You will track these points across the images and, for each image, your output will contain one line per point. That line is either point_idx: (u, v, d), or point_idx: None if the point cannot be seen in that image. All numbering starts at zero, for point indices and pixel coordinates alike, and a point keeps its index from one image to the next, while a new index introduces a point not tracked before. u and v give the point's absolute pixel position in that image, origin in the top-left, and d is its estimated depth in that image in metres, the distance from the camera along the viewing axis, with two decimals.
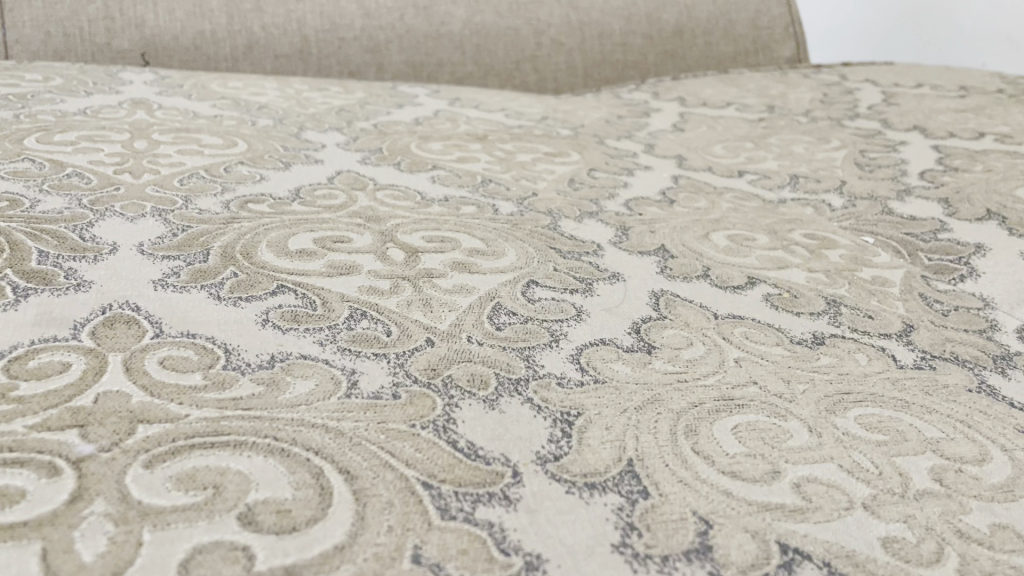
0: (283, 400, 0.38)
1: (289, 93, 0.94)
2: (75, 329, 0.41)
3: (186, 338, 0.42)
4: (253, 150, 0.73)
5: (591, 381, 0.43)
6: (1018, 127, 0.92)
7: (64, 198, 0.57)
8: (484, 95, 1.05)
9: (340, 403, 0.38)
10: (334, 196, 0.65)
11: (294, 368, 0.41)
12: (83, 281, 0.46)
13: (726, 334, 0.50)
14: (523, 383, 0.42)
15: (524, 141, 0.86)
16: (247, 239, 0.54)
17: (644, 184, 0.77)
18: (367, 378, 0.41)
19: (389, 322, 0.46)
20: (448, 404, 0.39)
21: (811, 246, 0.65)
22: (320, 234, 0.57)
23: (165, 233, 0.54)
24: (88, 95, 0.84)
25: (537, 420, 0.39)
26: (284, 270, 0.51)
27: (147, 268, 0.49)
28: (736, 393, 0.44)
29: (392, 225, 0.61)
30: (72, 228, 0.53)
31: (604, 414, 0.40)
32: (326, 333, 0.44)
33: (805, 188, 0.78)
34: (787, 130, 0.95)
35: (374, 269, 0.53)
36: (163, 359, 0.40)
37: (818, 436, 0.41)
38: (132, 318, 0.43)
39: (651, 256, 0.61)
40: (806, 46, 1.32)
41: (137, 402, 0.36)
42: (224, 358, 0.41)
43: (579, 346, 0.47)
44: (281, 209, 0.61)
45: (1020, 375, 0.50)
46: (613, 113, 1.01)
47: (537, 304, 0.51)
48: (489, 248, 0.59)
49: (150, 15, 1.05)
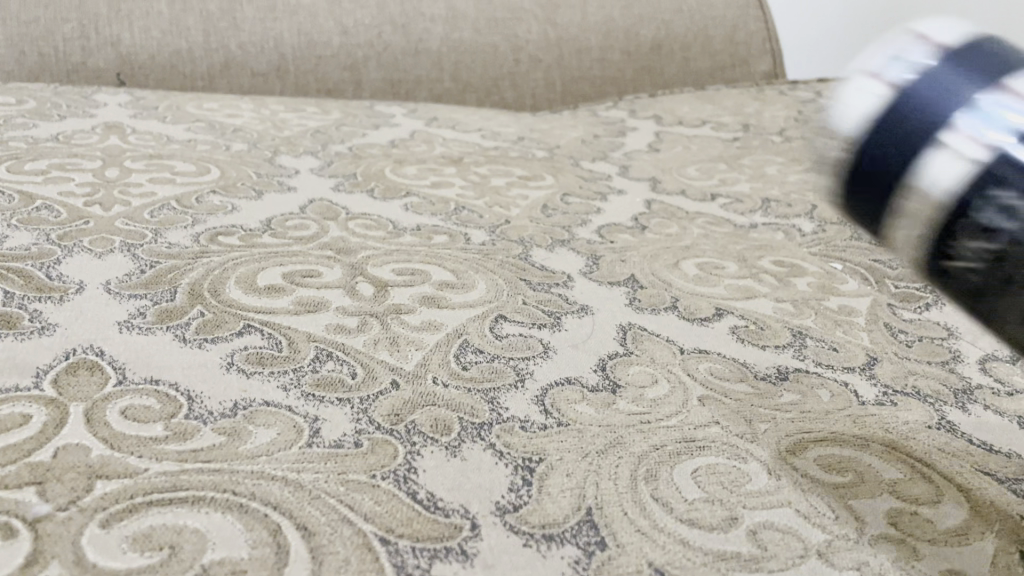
0: (244, 452, 0.38)
1: (265, 114, 0.94)
2: (37, 377, 0.42)
3: (149, 384, 0.42)
4: (226, 178, 0.73)
5: (554, 424, 0.44)
6: None
7: (33, 233, 0.57)
8: (462, 114, 1.05)
9: (301, 453, 0.38)
10: (305, 226, 0.65)
11: (257, 415, 0.41)
12: (48, 324, 0.46)
13: (691, 370, 0.51)
14: (486, 428, 0.42)
15: (499, 164, 0.86)
16: (215, 275, 0.55)
17: (617, 209, 0.77)
18: (330, 424, 0.41)
19: (354, 363, 0.47)
20: (410, 452, 0.39)
21: (780, 274, 0.66)
22: (290, 268, 0.57)
23: (133, 269, 0.54)
24: (61, 119, 0.84)
25: (498, 467, 0.39)
26: (252, 308, 0.51)
27: (113, 309, 0.49)
28: (697, 433, 0.44)
29: (362, 256, 0.61)
30: (39, 266, 0.53)
31: (566, 459, 0.41)
32: (291, 376, 0.45)
33: (777, 212, 0.79)
34: (761, 151, 0.96)
35: (343, 306, 0.53)
36: (125, 409, 0.40)
37: (777, 479, 0.41)
38: (95, 364, 0.43)
39: (621, 286, 0.62)
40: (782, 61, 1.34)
41: (96, 456, 0.37)
42: (187, 406, 0.41)
43: (544, 386, 0.47)
44: (251, 241, 0.61)
45: (980, 409, 0.50)
46: (590, 132, 1.01)
47: (504, 340, 0.52)
48: (459, 280, 0.59)
49: (127, 34, 1.05)
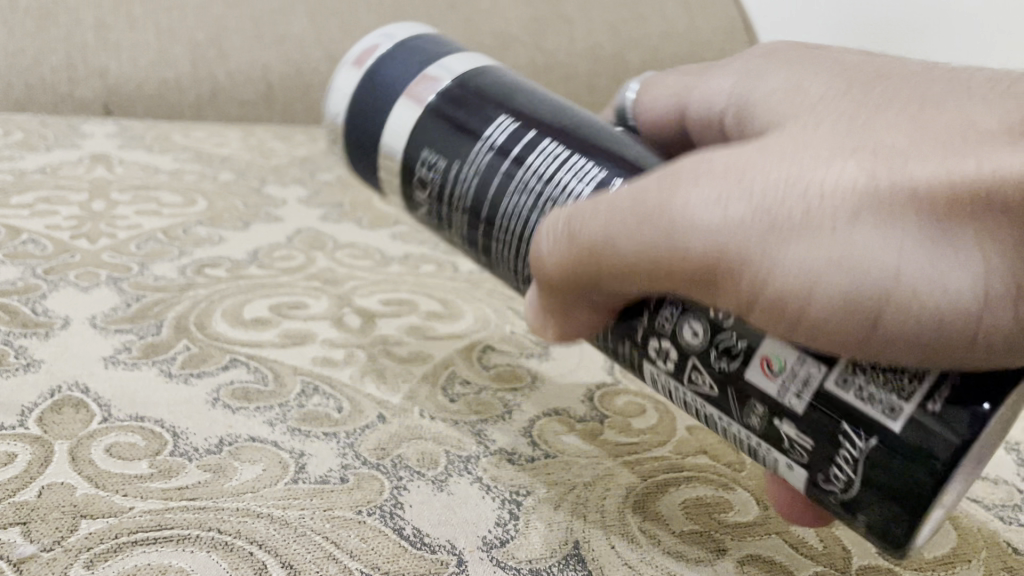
0: (230, 489, 0.38)
1: (253, 143, 0.94)
2: (22, 416, 0.41)
3: (134, 421, 0.42)
4: (213, 208, 0.73)
5: (541, 456, 0.43)
6: None
7: (18, 267, 0.58)
8: None
9: (287, 489, 0.38)
10: (292, 257, 0.65)
11: (243, 451, 0.41)
12: (33, 360, 0.46)
13: None
14: (473, 461, 0.42)
15: None
16: (201, 309, 0.55)
17: None
18: (316, 460, 0.41)
19: (341, 396, 0.47)
20: (397, 487, 0.39)
21: None
22: (277, 300, 0.57)
23: (119, 304, 0.54)
24: (48, 150, 0.84)
25: (485, 501, 0.39)
26: (238, 342, 0.51)
27: (98, 344, 0.49)
28: (685, 463, 0.44)
29: (350, 287, 0.61)
30: (24, 301, 0.53)
31: (553, 492, 0.41)
32: (277, 412, 0.45)
33: None
34: None
35: (330, 338, 0.53)
36: (109, 446, 0.40)
37: (764, 509, 0.42)
38: (80, 401, 0.43)
39: None
40: None
41: (81, 494, 0.36)
42: (172, 443, 0.41)
43: (532, 417, 0.47)
44: (238, 273, 0.61)
45: None
46: None
47: (492, 371, 0.52)
48: (445, 310, 0.59)
49: (114, 64, 1.05)
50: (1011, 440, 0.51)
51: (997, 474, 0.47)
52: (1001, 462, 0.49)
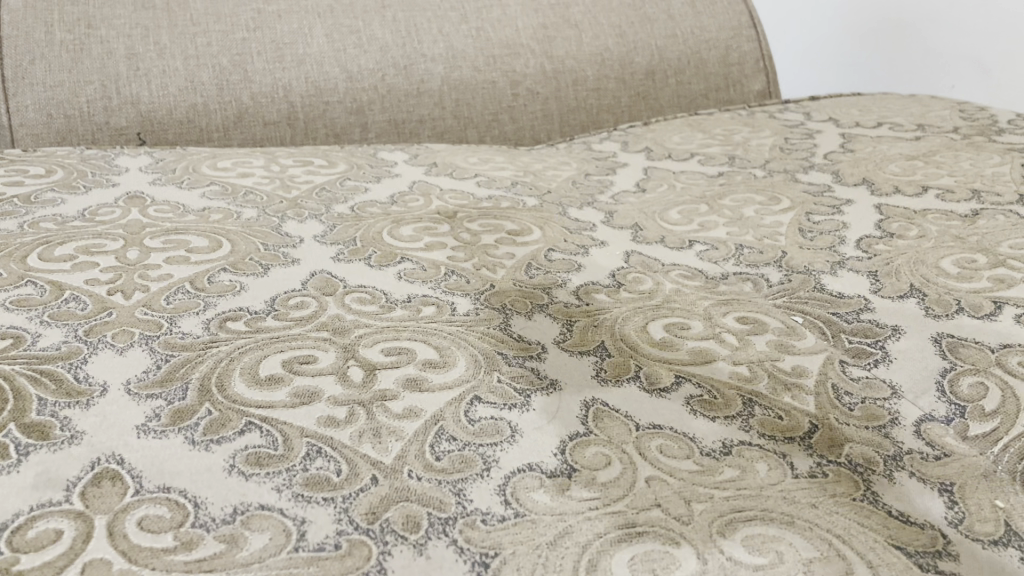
0: (241, 559, 0.45)
1: (275, 171, 1.01)
2: (67, 491, 0.49)
3: (161, 492, 0.49)
4: (236, 251, 0.80)
5: (512, 515, 0.50)
6: (962, 179, 0.97)
7: (62, 329, 0.65)
8: (460, 156, 1.12)
9: (288, 558, 0.45)
10: (305, 305, 0.72)
11: (252, 520, 0.48)
12: (75, 432, 0.54)
13: (643, 450, 0.57)
14: (451, 523, 0.49)
15: (490, 217, 0.93)
16: (222, 368, 0.62)
17: (596, 265, 0.84)
18: (315, 526, 0.48)
19: (341, 458, 0.54)
20: (382, 552, 0.46)
21: (741, 333, 0.72)
22: (290, 355, 0.64)
23: (150, 365, 0.61)
24: (87, 191, 0.91)
25: (457, 564, 0.46)
26: (254, 403, 0.58)
27: (132, 411, 0.56)
28: (639, 518, 0.51)
29: (355, 337, 0.68)
30: (68, 366, 0.60)
31: (518, 552, 0.47)
32: (284, 477, 0.51)
33: (749, 260, 0.84)
34: (742, 187, 1.01)
35: (335, 394, 0.60)
36: (140, 519, 0.47)
37: (703, 564, 0.48)
38: (116, 473, 0.50)
39: (591, 356, 0.68)
40: (774, 79, 1.58)
41: (117, 570, 0.44)
42: (193, 514, 0.48)
43: (507, 474, 0.54)
44: (257, 326, 0.68)
45: (904, 477, 0.56)
46: (582, 170, 1.09)
47: (476, 424, 0.58)
48: (441, 358, 0.66)
49: (145, 93, 1.20)
50: (945, 481, 0.55)
51: (925, 519, 0.52)
52: (932, 504, 0.53)
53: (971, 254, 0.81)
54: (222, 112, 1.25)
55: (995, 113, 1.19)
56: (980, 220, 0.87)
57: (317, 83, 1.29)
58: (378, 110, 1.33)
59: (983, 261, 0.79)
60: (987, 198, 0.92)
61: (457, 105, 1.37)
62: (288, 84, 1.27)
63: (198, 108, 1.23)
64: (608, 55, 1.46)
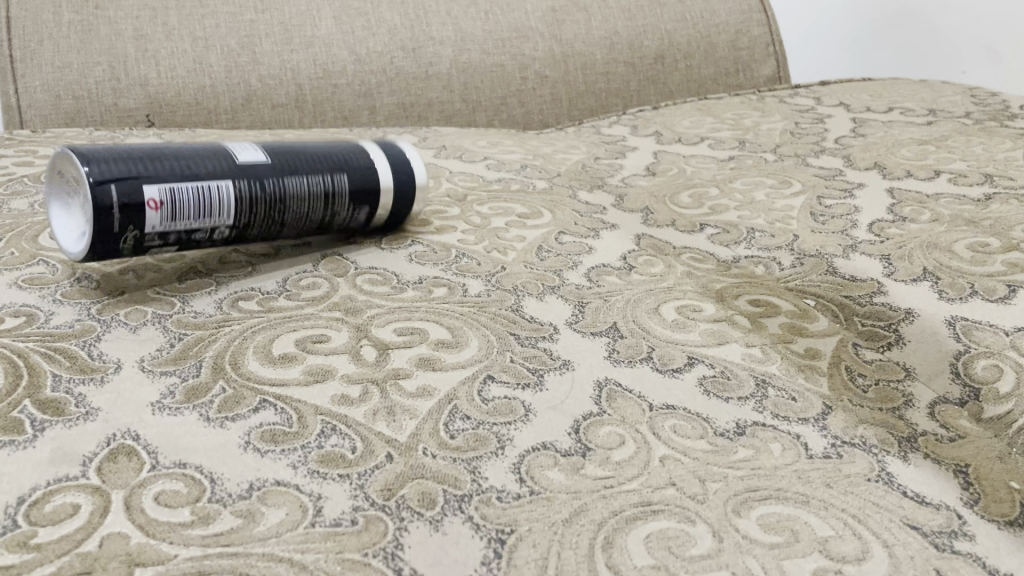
0: (258, 534, 0.45)
1: None
2: (84, 466, 0.49)
3: (178, 467, 0.49)
4: None
5: (527, 493, 0.50)
6: (975, 163, 0.96)
7: (75, 307, 0.65)
8: (469, 139, 1.12)
9: (305, 533, 0.46)
10: (317, 285, 0.72)
11: (269, 496, 0.48)
12: (90, 408, 0.54)
13: (656, 430, 0.57)
14: (467, 500, 0.49)
15: (500, 200, 0.93)
16: (235, 346, 0.62)
17: (607, 248, 0.84)
18: (331, 503, 0.48)
19: (355, 436, 0.54)
20: (398, 528, 0.46)
21: (754, 315, 0.71)
22: (302, 334, 0.64)
23: (163, 344, 0.61)
24: None
25: (474, 540, 0.46)
26: (268, 380, 0.58)
27: (146, 388, 0.56)
28: (654, 497, 0.50)
29: (368, 317, 0.68)
30: (81, 344, 0.60)
31: (534, 529, 0.47)
32: (299, 454, 0.51)
33: (760, 243, 0.84)
34: (752, 171, 1.01)
35: (348, 373, 0.60)
36: (157, 494, 0.47)
37: (719, 541, 0.47)
38: (132, 449, 0.50)
39: (603, 337, 0.68)
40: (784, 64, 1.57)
41: (135, 543, 0.44)
42: (209, 489, 0.48)
43: (522, 452, 0.54)
44: (269, 305, 0.68)
45: (919, 459, 0.56)
46: (591, 154, 1.09)
47: (490, 403, 0.58)
48: (453, 339, 0.66)
49: (153, 74, 1.20)
50: (960, 462, 0.55)
51: (940, 499, 0.52)
52: (947, 486, 0.53)
53: (984, 238, 0.80)
54: (230, 94, 1.24)
55: (1007, 99, 1.18)
56: (992, 204, 0.87)
57: (324, 66, 1.29)
58: (387, 93, 1.33)
59: (997, 245, 0.79)
60: (1000, 182, 0.91)
61: (466, 89, 1.37)
62: (296, 67, 1.27)
63: (206, 90, 1.23)
64: (617, 39, 1.45)
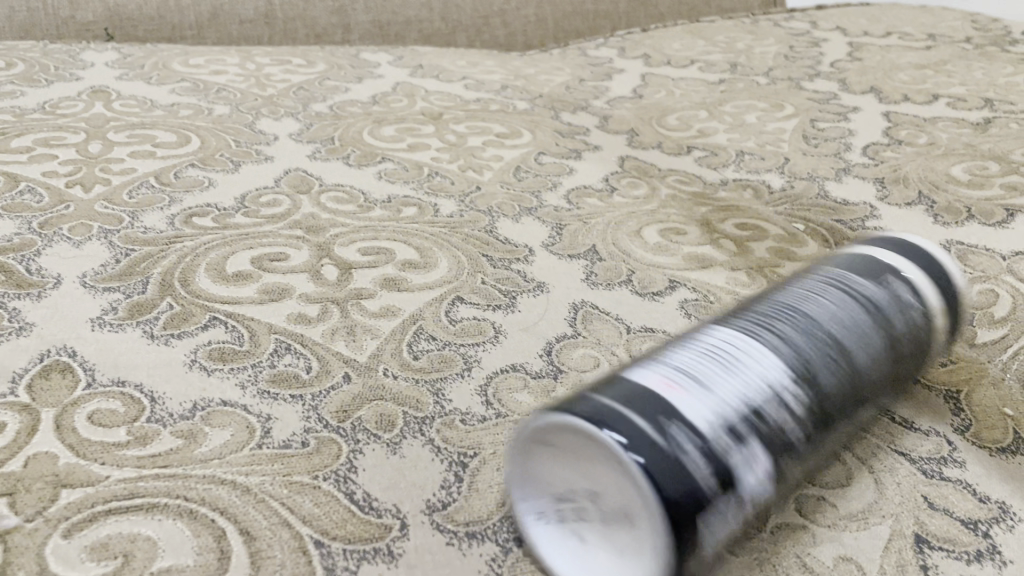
0: (199, 456, 0.42)
1: (250, 69, 0.96)
2: (13, 383, 0.45)
3: (116, 385, 0.46)
4: (206, 147, 0.76)
5: (493, 416, 0.47)
6: (974, 87, 0.92)
7: (15, 221, 0.61)
8: (447, 59, 1.06)
9: (251, 455, 0.42)
10: (278, 202, 0.68)
11: (213, 416, 0.44)
12: (25, 323, 0.50)
13: (633, 353, 0.53)
14: (428, 422, 0.46)
15: (478, 119, 0.88)
16: (186, 263, 0.58)
17: (589, 169, 0.79)
18: (281, 424, 0.44)
19: (311, 355, 0.50)
20: (353, 451, 0.43)
21: (740, 238, 0.68)
22: (260, 251, 0.60)
23: (108, 260, 0.57)
24: (48, 84, 0.86)
25: (434, 463, 0.43)
26: (220, 298, 0.54)
27: (87, 304, 0.52)
28: None
29: (331, 235, 0.64)
30: (19, 258, 0.56)
31: (499, 453, 0.44)
32: (249, 373, 0.48)
33: (749, 167, 0.80)
34: (743, 94, 0.96)
35: (307, 292, 0.56)
36: (91, 414, 0.44)
37: None
38: (67, 366, 0.47)
39: (581, 259, 0.64)
40: None
41: (64, 463, 0.40)
42: (149, 409, 0.44)
43: (489, 374, 0.50)
44: (225, 222, 0.64)
45: (909, 384, 0.53)
46: (576, 75, 1.04)
47: (458, 324, 0.55)
48: (421, 259, 0.62)
49: None
50: (952, 387, 0.52)
51: (930, 425, 0.49)
52: (938, 411, 0.51)
53: (983, 162, 0.77)
54: (196, 8, 1.18)
55: (1009, 24, 1.14)
56: (991, 128, 0.83)
57: None
58: (362, 10, 1.28)
59: (996, 168, 0.76)
60: (1000, 106, 0.87)
61: (445, 8, 1.32)
62: None
63: (170, 4, 1.17)
64: None
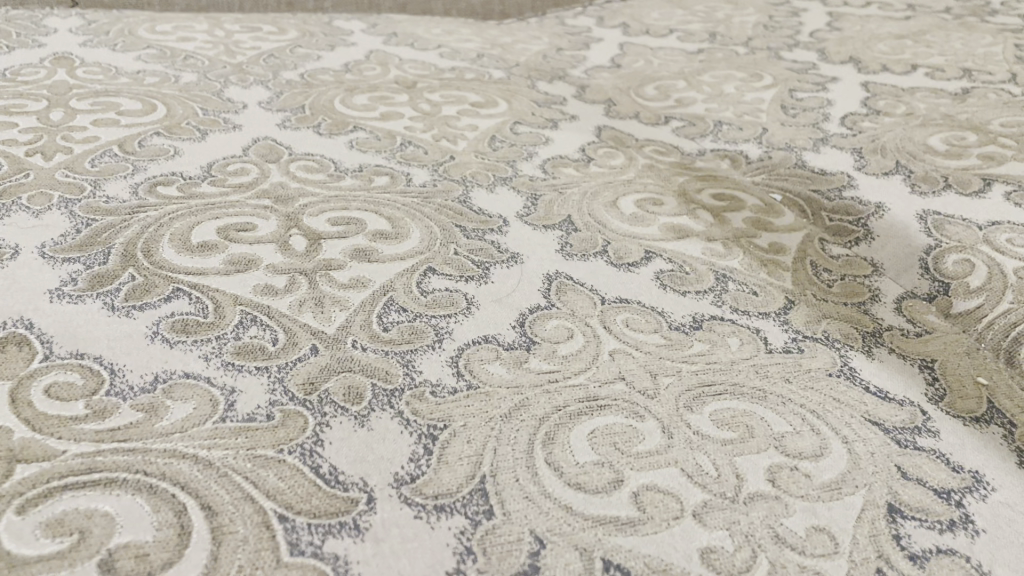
0: (160, 429, 0.41)
1: (220, 36, 0.94)
2: None
3: (74, 358, 0.44)
4: (172, 115, 0.74)
5: (463, 388, 0.46)
6: (953, 58, 0.92)
7: None
8: (423, 27, 1.05)
9: (214, 428, 0.41)
10: (246, 171, 0.66)
11: (175, 390, 0.43)
12: None
13: (607, 324, 0.52)
14: (397, 395, 0.45)
15: (453, 88, 0.87)
16: (149, 234, 0.56)
17: (566, 139, 0.78)
18: (245, 397, 0.43)
19: (278, 327, 0.49)
20: (319, 424, 0.42)
21: (717, 208, 0.67)
22: (226, 222, 0.59)
23: (68, 230, 0.56)
24: (10, 50, 0.84)
25: (402, 436, 0.42)
26: (184, 269, 0.53)
27: (45, 275, 0.51)
28: (601, 392, 0.46)
29: (300, 205, 0.62)
30: None
31: (469, 425, 0.43)
32: (213, 346, 0.47)
33: (727, 136, 0.79)
34: (723, 64, 0.95)
35: (274, 262, 0.55)
36: (48, 387, 0.42)
37: (668, 437, 0.44)
38: (24, 338, 0.45)
39: (555, 230, 0.63)
40: None
41: (18, 437, 0.39)
42: (109, 382, 0.43)
43: (460, 346, 0.49)
44: (190, 191, 0.62)
45: (885, 354, 0.52)
46: (553, 44, 1.02)
47: (429, 296, 0.54)
48: (392, 229, 0.60)
49: None
50: (927, 357, 0.52)
51: (905, 395, 0.49)
52: (915, 382, 0.50)
53: (960, 132, 0.76)
54: None
55: None
56: (970, 98, 0.82)
57: None
58: None
59: (974, 138, 0.75)
60: (978, 76, 0.87)
61: None
62: None
63: None
64: None
